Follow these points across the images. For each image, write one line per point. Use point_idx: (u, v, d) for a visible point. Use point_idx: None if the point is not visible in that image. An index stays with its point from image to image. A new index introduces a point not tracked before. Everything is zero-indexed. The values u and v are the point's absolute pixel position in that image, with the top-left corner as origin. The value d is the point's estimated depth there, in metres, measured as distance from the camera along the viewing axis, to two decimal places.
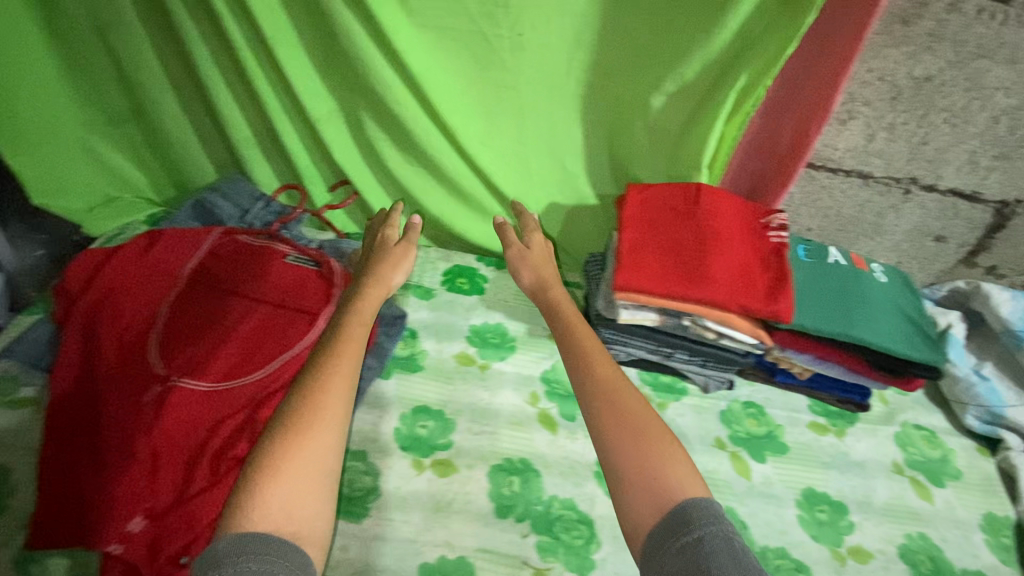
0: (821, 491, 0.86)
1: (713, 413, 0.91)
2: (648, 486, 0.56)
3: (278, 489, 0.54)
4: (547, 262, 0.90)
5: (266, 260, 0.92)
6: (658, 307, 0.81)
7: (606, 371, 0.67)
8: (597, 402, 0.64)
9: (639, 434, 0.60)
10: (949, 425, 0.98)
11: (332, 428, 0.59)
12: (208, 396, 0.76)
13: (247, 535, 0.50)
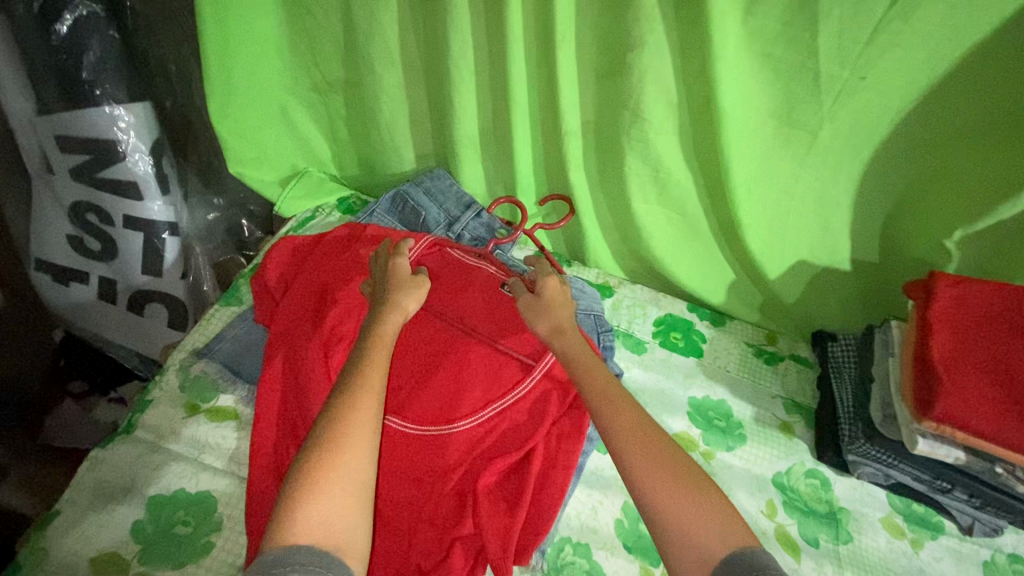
0: None
1: (976, 564, 0.76)
2: (691, 543, 0.50)
3: (317, 509, 0.50)
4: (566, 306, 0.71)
5: (477, 279, 0.83)
6: (972, 446, 0.67)
7: (637, 424, 0.57)
8: (638, 463, 0.55)
9: (685, 489, 0.53)
10: None
11: (364, 433, 0.54)
12: (419, 444, 0.72)
13: (291, 551, 0.47)
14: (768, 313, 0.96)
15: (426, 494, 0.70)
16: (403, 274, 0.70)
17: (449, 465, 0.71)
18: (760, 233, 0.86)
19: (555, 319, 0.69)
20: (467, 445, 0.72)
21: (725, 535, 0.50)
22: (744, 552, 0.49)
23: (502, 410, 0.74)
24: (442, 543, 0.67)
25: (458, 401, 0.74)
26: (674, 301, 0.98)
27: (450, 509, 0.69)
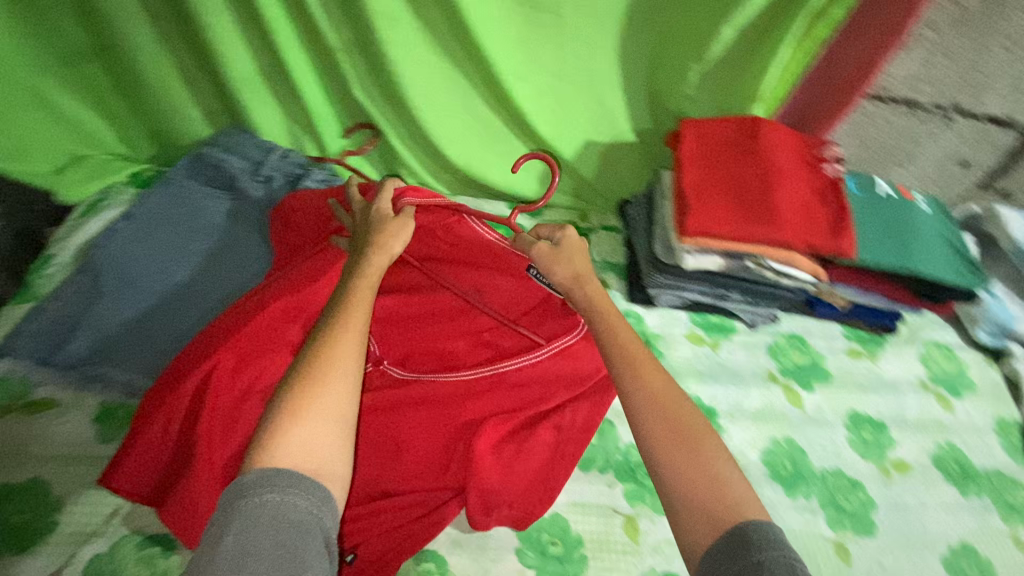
0: (863, 413, 0.93)
1: (761, 348, 0.96)
2: (704, 507, 0.52)
3: (296, 435, 0.51)
4: (588, 261, 0.72)
5: (502, 258, 0.79)
6: (723, 250, 0.84)
7: (666, 393, 0.59)
8: (659, 430, 0.57)
9: (702, 464, 0.54)
10: (959, 340, 1.08)
11: (341, 379, 0.56)
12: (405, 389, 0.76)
13: (273, 472, 0.48)
14: (581, 191, 1.09)
15: (404, 436, 0.73)
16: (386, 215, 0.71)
17: (448, 416, 0.74)
18: (542, 116, 0.97)
19: (573, 268, 0.71)
20: (461, 391, 0.75)
21: (734, 503, 0.51)
22: (747, 523, 0.49)
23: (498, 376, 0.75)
24: (416, 469, 0.73)
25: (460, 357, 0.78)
26: (494, 203, 1.06)
27: (433, 443, 0.74)
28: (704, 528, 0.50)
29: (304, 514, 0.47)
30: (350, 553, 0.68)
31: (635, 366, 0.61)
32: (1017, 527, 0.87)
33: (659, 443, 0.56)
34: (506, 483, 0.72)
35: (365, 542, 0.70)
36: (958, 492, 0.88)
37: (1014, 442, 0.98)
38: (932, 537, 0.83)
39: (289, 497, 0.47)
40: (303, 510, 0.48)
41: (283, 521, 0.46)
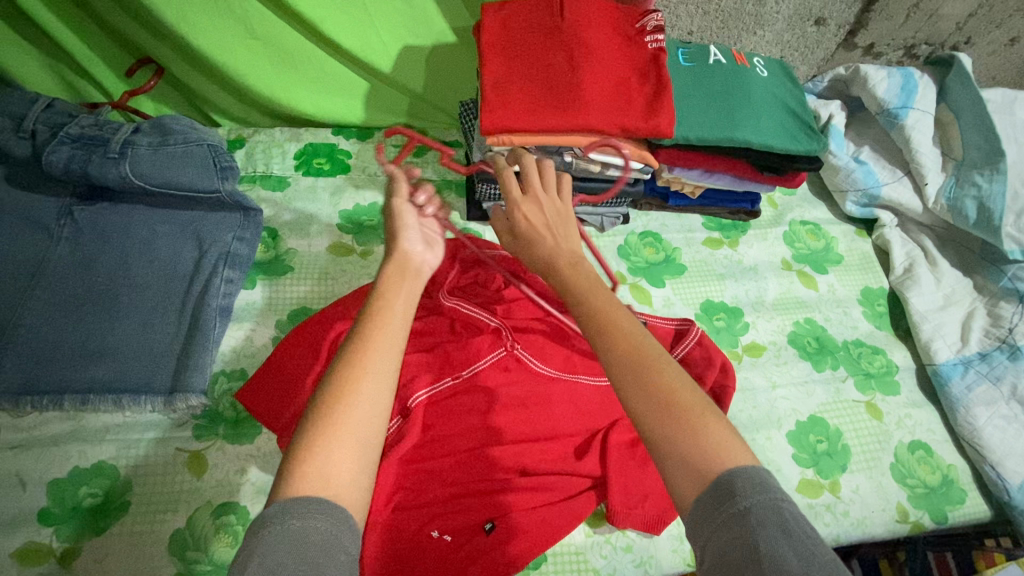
0: (717, 300, 0.91)
1: (612, 249, 0.93)
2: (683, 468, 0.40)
3: (327, 459, 0.41)
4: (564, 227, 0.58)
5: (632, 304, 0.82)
6: (535, 146, 0.77)
7: (626, 335, 0.47)
8: (632, 391, 0.44)
9: (671, 408, 0.42)
10: (831, 215, 1.04)
11: (378, 388, 0.45)
12: (549, 382, 0.75)
13: (292, 502, 0.40)
14: (412, 105, 0.98)
15: (533, 428, 0.73)
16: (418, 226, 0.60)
17: (582, 407, 0.75)
18: (335, 21, 0.86)
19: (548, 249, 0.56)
20: (596, 393, 0.76)
21: (714, 453, 0.40)
22: (728, 473, 0.39)
23: None
24: (543, 452, 0.71)
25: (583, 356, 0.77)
26: (318, 131, 0.97)
27: (568, 434, 0.73)
28: (687, 482, 0.40)
29: (327, 537, 0.39)
30: (490, 524, 0.67)
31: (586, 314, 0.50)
32: (873, 393, 0.86)
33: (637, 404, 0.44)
34: (647, 473, 0.71)
35: (504, 517, 0.68)
36: (811, 366, 0.87)
37: (880, 311, 0.95)
38: (780, 415, 0.82)
39: (314, 516, 0.39)
40: (326, 531, 0.39)
41: (305, 547, 0.38)
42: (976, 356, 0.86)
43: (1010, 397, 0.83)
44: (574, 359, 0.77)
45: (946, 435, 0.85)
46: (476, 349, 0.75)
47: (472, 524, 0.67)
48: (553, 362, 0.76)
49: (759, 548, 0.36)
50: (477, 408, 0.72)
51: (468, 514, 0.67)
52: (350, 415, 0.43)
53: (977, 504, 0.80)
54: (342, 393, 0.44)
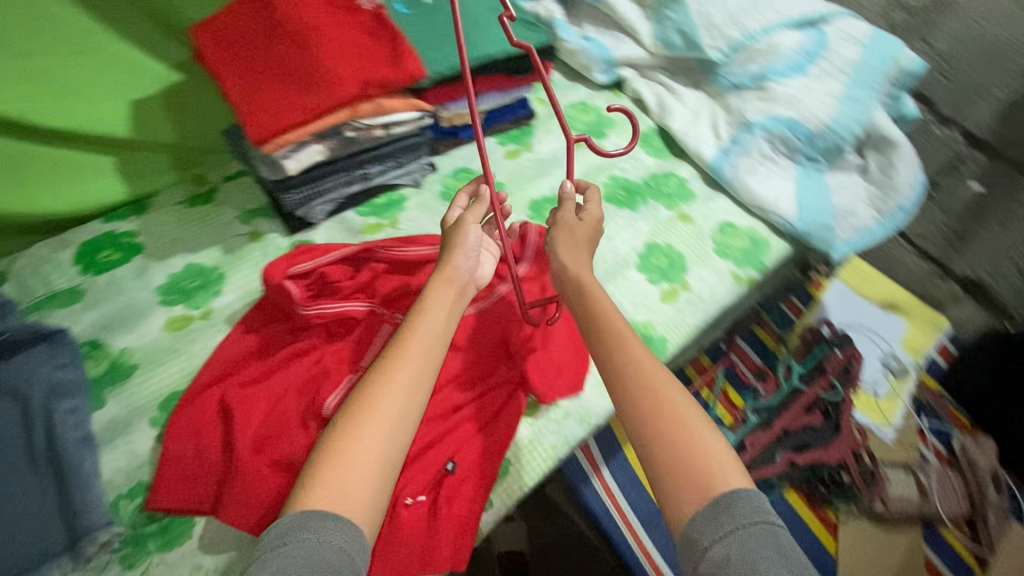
0: (539, 197, 1.02)
1: (435, 197, 0.99)
2: (691, 486, 0.54)
3: (341, 476, 0.53)
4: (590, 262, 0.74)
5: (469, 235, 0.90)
6: (311, 135, 0.79)
7: (644, 362, 0.62)
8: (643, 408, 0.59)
9: (676, 426, 0.58)
10: (590, 90, 1.20)
11: (387, 413, 0.57)
12: None
13: (305, 512, 0.51)
14: (174, 158, 0.93)
15: (445, 370, 0.78)
16: (470, 234, 0.71)
17: (475, 332, 0.82)
18: (35, 108, 0.81)
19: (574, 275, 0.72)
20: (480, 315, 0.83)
21: (709, 470, 0.55)
22: (730, 491, 0.53)
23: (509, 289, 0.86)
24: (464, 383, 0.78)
25: None
26: (85, 226, 0.88)
27: (476, 359, 0.80)
28: (690, 501, 0.53)
29: (336, 554, 0.49)
30: (451, 464, 0.72)
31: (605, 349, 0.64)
32: (680, 207, 1.04)
33: (641, 418, 0.59)
34: (550, 350, 0.81)
35: (460, 451, 0.73)
36: (630, 210, 1.03)
37: (657, 145, 1.13)
38: (625, 257, 0.96)
39: (324, 535, 0.50)
40: (336, 549, 0.49)
41: (316, 559, 0.48)
42: (731, 143, 1.08)
43: (762, 160, 1.06)
44: None
45: (739, 209, 1.06)
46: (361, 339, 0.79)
47: (435, 472, 0.72)
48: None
49: (756, 561, 0.47)
50: None
51: (428, 465, 0.72)
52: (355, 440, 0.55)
53: (780, 244, 1.03)
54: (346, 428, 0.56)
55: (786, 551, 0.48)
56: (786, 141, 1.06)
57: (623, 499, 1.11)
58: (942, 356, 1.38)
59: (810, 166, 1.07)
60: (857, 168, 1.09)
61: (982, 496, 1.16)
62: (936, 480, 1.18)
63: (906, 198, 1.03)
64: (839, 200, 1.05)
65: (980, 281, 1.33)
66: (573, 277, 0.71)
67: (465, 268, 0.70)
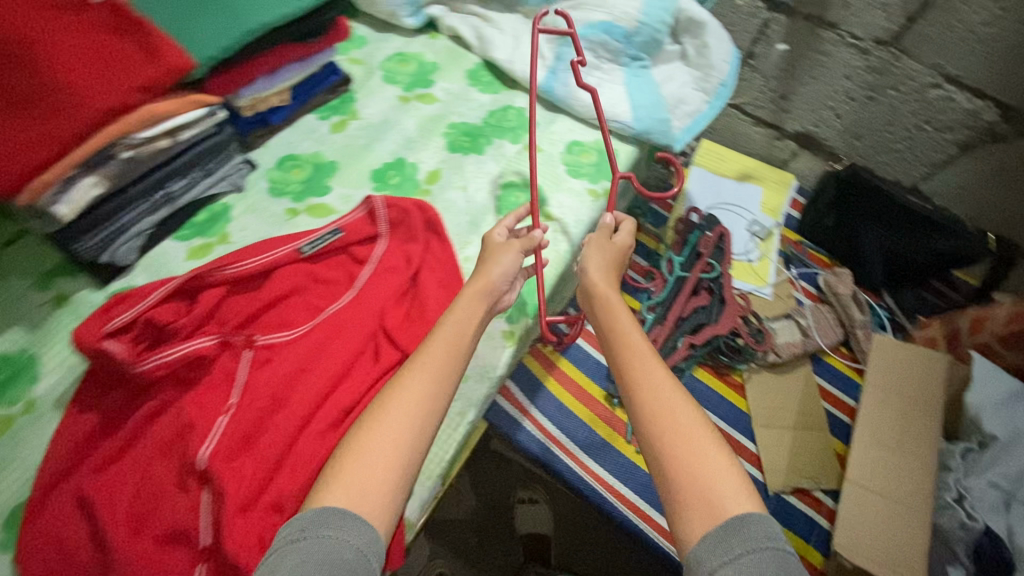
0: (379, 165, 0.94)
1: (264, 196, 0.89)
2: (701, 505, 0.58)
3: (356, 480, 0.56)
4: (609, 288, 0.81)
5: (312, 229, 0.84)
6: (74, 169, 0.67)
7: (661, 377, 0.68)
8: (657, 415, 0.65)
9: (691, 442, 0.62)
10: (403, 38, 1.12)
11: (398, 420, 0.60)
12: (306, 337, 0.76)
13: (321, 510, 0.54)
14: None
15: (325, 376, 0.73)
16: (496, 242, 0.78)
17: (347, 326, 0.77)
18: None
19: (602, 294, 0.80)
20: (347, 309, 0.79)
21: (720, 491, 0.58)
22: (746, 515, 0.56)
23: (372, 272, 0.82)
24: (349, 383, 0.73)
25: (313, 299, 0.79)
26: None
27: (355, 354, 0.75)
28: (699, 524, 0.57)
29: (354, 554, 0.51)
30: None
31: (628, 359, 0.71)
32: (525, 138, 1.02)
33: (657, 424, 0.64)
34: (429, 321, 0.78)
35: None
36: (477, 154, 0.99)
37: (487, 80, 1.09)
38: (484, 203, 0.94)
39: (345, 536, 0.52)
40: (354, 548, 0.51)
41: (327, 557, 0.50)
42: (555, 60, 1.05)
43: (589, 70, 1.05)
44: (309, 307, 0.79)
45: (582, 126, 1.06)
46: (223, 375, 0.72)
47: None
48: (300, 320, 0.78)
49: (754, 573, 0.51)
50: (270, 407, 0.71)
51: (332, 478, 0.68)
52: (370, 446, 0.58)
53: (626, 150, 1.05)
54: (365, 434, 0.59)
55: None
56: (606, 46, 1.06)
57: (556, 430, 1.17)
58: (795, 210, 1.53)
59: (636, 64, 1.08)
60: (679, 56, 1.11)
61: (848, 317, 1.31)
62: (812, 316, 1.31)
63: (724, 74, 1.08)
64: (668, 92, 1.07)
65: (810, 133, 1.45)
66: (602, 295, 0.79)
67: (497, 275, 0.74)
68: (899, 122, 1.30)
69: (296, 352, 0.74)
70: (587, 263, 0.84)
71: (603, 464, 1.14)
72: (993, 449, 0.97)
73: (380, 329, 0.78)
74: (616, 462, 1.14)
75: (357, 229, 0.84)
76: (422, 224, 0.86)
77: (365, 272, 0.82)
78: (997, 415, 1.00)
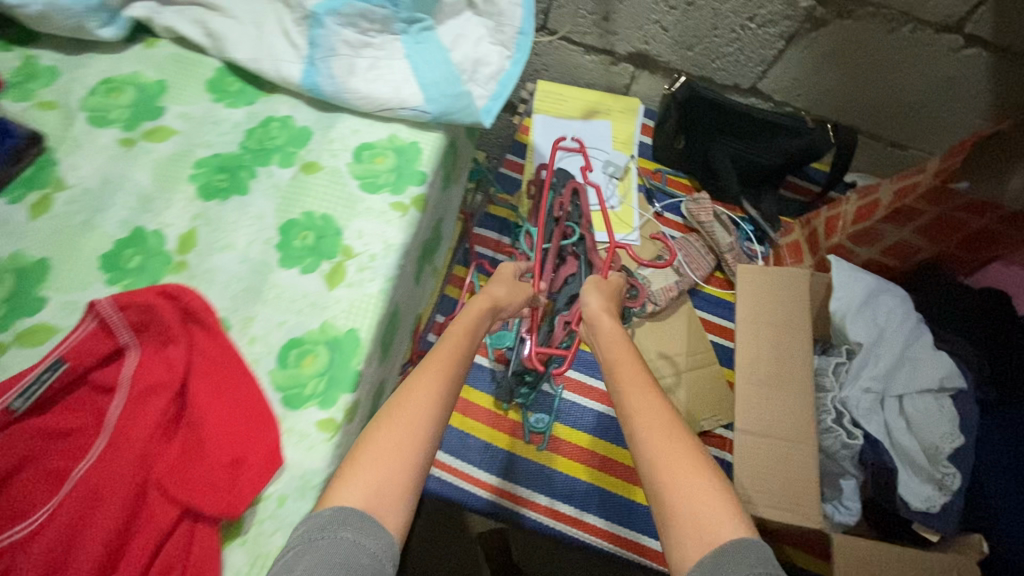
0: (110, 247, 0.73)
1: None
2: (695, 530, 0.62)
3: (371, 483, 0.61)
4: (609, 318, 0.97)
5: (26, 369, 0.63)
6: None
7: (655, 407, 0.77)
8: (649, 436, 0.72)
9: (685, 462, 0.68)
10: (107, 56, 0.85)
11: (408, 446, 0.65)
12: (50, 526, 0.57)
13: (339, 509, 0.58)
14: None
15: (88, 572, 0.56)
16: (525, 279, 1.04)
17: (108, 490, 0.59)
18: None
19: (595, 318, 0.97)
20: (103, 467, 0.61)
21: (710, 509, 0.63)
22: (738, 538, 0.59)
23: (127, 405, 0.63)
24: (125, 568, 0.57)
25: (53, 465, 0.60)
26: None
27: (125, 525, 0.59)
28: (692, 546, 0.61)
29: (372, 560, 0.56)
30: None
31: (626, 390, 0.81)
32: (299, 156, 0.81)
33: (650, 445, 0.71)
34: (213, 450, 0.62)
35: None
36: (240, 195, 0.77)
37: (236, 88, 0.86)
38: (261, 260, 0.74)
39: (361, 539, 0.56)
40: (371, 555, 0.56)
41: (347, 563, 0.54)
42: (310, 47, 0.83)
43: (356, 51, 0.84)
44: (51, 478, 0.60)
45: (368, 122, 0.86)
46: None
47: None
48: (38, 501, 0.58)
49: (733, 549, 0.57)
50: None
51: None
52: (385, 458, 0.63)
53: (428, 139, 0.87)
54: (378, 437, 0.65)
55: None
56: (367, 15, 0.84)
57: (451, 458, 1.08)
58: (647, 136, 1.45)
59: (416, 27, 0.87)
60: (467, 3, 0.91)
61: (715, 242, 1.26)
62: (680, 251, 1.26)
63: (517, 21, 0.91)
64: (460, 55, 0.88)
65: (642, 51, 1.33)
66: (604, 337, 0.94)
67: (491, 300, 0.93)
68: (723, 25, 1.20)
69: (42, 553, 0.56)
70: (588, 299, 1.02)
71: (506, 476, 1.07)
72: (861, 355, 0.99)
73: (153, 481, 0.61)
74: (518, 468, 1.08)
75: (87, 354, 0.63)
76: (180, 318, 0.67)
77: (117, 407, 0.63)
78: (858, 318, 1.01)
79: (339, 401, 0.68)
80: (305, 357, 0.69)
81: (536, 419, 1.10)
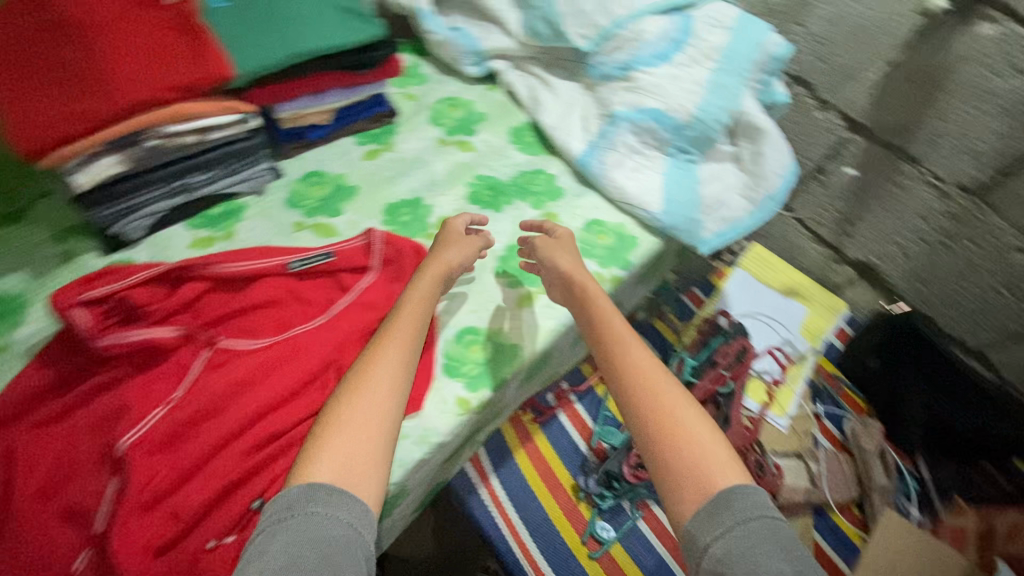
0: (396, 200, 0.96)
1: (279, 205, 0.92)
2: (688, 476, 0.61)
3: (330, 457, 0.60)
4: (593, 293, 0.79)
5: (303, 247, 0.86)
6: (102, 147, 0.73)
7: (639, 368, 0.70)
8: (637, 403, 0.67)
9: (671, 420, 0.65)
10: (462, 83, 1.16)
11: (371, 397, 0.65)
12: (265, 353, 0.77)
13: (309, 487, 0.58)
14: None
15: (267, 397, 0.72)
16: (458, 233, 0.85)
17: (310, 350, 0.77)
18: None
19: (564, 273, 0.82)
20: (315, 332, 0.79)
21: (702, 467, 0.61)
22: (731, 485, 0.59)
23: (352, 302, 0.83)
24: (289, 410, 0.73)
25: (289, 316, 0.81)
26: None
27: (303, 381, 0.75)
28: (690, 500, 0.59)
29: (346, 529, 0.55)
30: (258, 502, 0.68)
31: (612, 345, 0.74)
32: (547, 205, 1.00)
33: (636, 405, 0.67)
34: None
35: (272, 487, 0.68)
36: (493, 211, 0.98)
37: (530, 141, 1.09)
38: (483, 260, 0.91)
39: (334, 512, 0.56)
40: (342, 529, 0.55)
41: (315, 542, 0.53)
42: (598, 136, 1.03)
43: (629, 153, 1.02)
44: (281, 325, 0.80)
45: (607, 205, 1.03)
46: (176, 370, 0.73)
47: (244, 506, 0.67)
48: (266, 332, 0.79)
49: (747, 523, 0.56)
50: (206, 412, 0.71)
51: (236, 499, 0.67)
52: (350, 416, 0.63)
53: (649, 241, 1.00)
54: (340, 406, 0.65)
55: (783, 540, 0.55)
56: (654, 133, 1.02)
57: (511, 509, 1.10)
58: (839, 340, 1.39)
59: (682, 157, 1.03)
60: (732, 157, 1.06)
61: (867, 475, 1.16)
62: (825, 462, 1.18)
63: (771, 187, 1.01)
64: (708, 192, 1.01)
65: (870, 264, 1.33)
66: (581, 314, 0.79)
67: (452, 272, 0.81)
68: (971, 279, 1.17)
69: (251, 366, 0.75)
70: (558, 264, 0.83)
71: (547, 558, 1.05)
72: None
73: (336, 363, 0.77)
74: (564, 561, 1.06)
75: (346, 258, 0.85)
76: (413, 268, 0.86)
77: (344, 302, 0.82)
78: None
79: (481, 391, 0.80)
80: (472, 344, 0.84)
81: (603, 528, 1.08)
